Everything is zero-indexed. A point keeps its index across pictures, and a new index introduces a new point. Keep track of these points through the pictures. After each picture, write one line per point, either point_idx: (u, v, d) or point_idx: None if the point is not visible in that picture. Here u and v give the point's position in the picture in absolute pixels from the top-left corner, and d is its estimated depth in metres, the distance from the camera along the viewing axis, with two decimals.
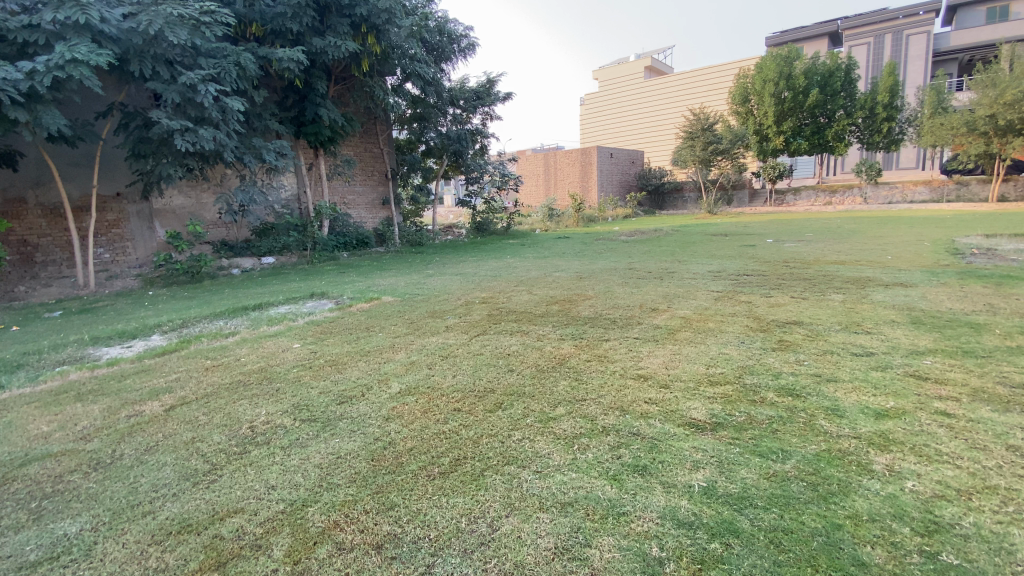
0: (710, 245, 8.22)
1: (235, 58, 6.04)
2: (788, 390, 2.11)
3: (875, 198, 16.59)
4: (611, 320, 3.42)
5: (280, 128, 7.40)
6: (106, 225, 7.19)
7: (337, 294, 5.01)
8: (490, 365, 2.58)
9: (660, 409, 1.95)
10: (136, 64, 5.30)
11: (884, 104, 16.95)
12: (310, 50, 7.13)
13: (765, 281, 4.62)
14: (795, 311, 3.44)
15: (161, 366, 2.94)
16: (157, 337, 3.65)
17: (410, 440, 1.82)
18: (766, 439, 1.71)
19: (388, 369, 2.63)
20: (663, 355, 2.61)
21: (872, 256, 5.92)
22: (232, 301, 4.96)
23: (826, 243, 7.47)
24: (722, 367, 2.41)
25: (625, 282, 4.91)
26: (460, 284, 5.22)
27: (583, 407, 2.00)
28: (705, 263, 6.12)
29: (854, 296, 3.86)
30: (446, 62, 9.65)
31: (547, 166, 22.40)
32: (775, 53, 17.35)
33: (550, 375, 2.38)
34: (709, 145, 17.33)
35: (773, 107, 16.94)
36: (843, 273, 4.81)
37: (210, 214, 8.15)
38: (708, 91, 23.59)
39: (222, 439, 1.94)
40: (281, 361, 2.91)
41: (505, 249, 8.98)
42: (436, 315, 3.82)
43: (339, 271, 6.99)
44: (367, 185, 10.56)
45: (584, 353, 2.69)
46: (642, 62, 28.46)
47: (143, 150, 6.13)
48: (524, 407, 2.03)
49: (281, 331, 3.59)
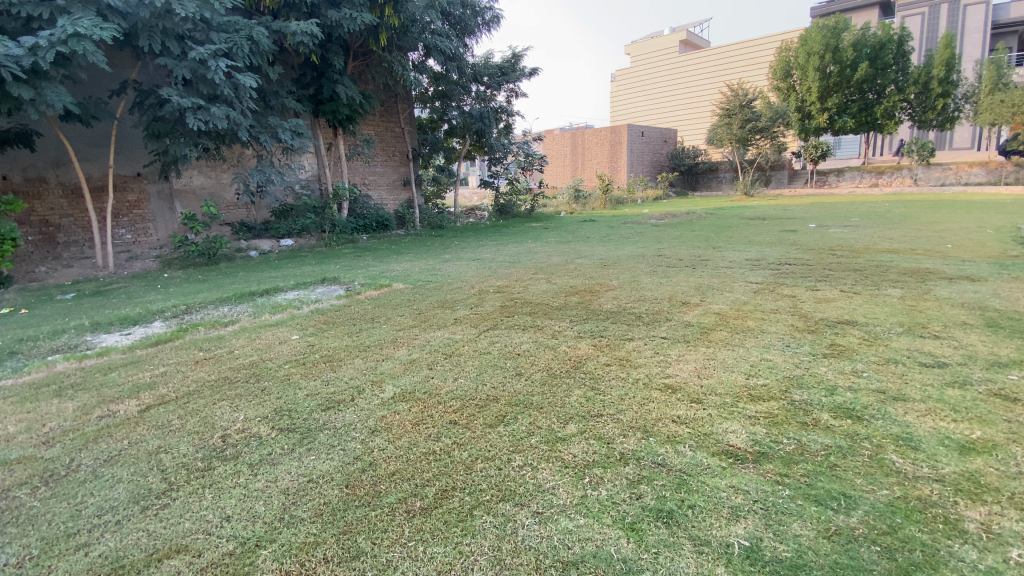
0: (747, 230, 7.70)
1: (247, 32, 5.81)
2: (847, 410, 1.77)
3: (926, 179, 15.48)
4: (636, 315, 3.08)
5: (297, 106, 7.22)
6: (126, 206, 7.18)
7: (349, 280, 4.81)
8: (496, 367, 2.29)
9: (693, 432, 1.64)
10: (144, 39, 5.14)
11: (939, 78, 15.64)
12: (325, 23, 6.86)
13: (810, 272, 4.19)
14: (847, 308, 3.05)
15: (151, 358, 2.77)
16: (158, 324, 3.51)
17: (394, 461, 1.56)
18: (822, 479, 1.39)
19: (384, 368, 2.37)
20: (696, 360, 2.27)
21: (928, 244, 5.37)
22: (242, 285, 4.82)
23: (875, 229, 6.89)
24: (765, 377, 2.07)
25: (654, 271, 4.56)
26: (476, 271, 4.95)
27: (597, 425, 1.71)
28: (742, 249, 5.70)
29: (914, 291, 3.42)
30: (469, 37, 9.24)
31: (575, 146, 21.74)
32: (821, 23, 16.21)
33: (563, 383, 2.07)
34: (747, 122, 16.41)
35: (818, 82, 15.97)
36: (898, 264, 4.33)
37: (228, 194, 8.06)
38: (747, 66, 22.41)
39: (187, 451, 1.72)
40: (276, 355, 2.69)
41: (526, 232, 8.68)
42: (447, 305, 3.56)
43: (354, 254, 6.80)
44: (388, 166, 10.34)
45: (602, 355, 2.39)
46: (677, 35, 27.12)
47: (158, 129, 6.04)
48: (531, 421, 1.76)
49: (284, 320, 3.39)
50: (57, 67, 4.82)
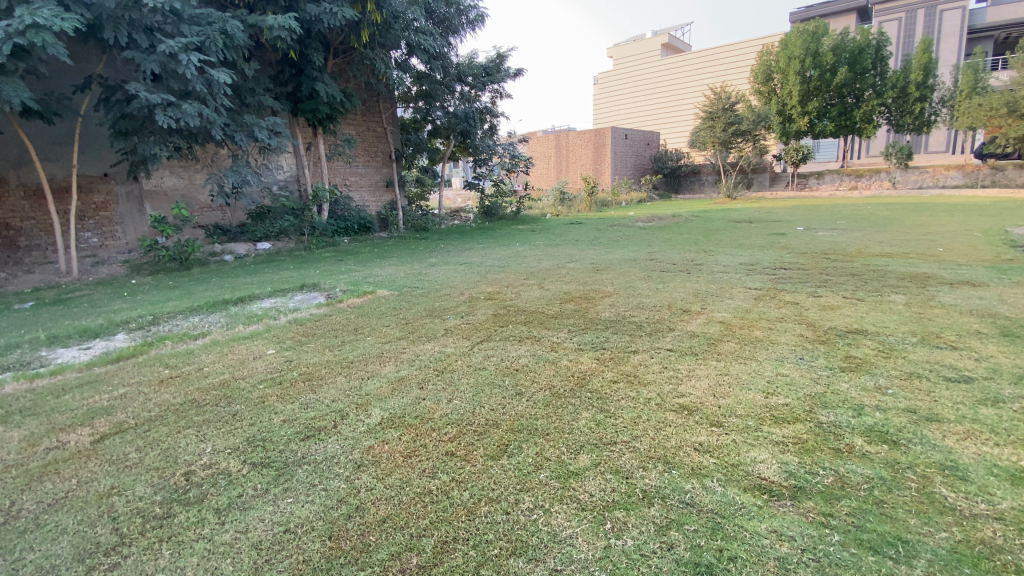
0: (736, 232, 7.65)
1: (221, 25, 5.52)
2: (879, 434, 1.63)
3: (904, 182, 15.74)
4: (637, 325, 2.92)
5: (274, 104, 6.93)
6: (93, 207, 6.81)
7: (330, 286, 4.56)
8: (493, 386, 2.10)
9: (719, 463, 1.48)
10: (109, 30, 4.83)
11: (916, 83, 15.91)
12: (303, 18, 6.59)
13: (808, 277, 4.09)
14: (854, 316, 2.93)
15: (111, 376, 2.50)
16: (121, 337, 3.22)
17: (384, 504, 1.36)
18: (872, 520, 1.24)
19: (370, 389, 2.15)
20: (709, 377, 2.10)
21: (920, 247, 5.35)
22: (216, 293, 4.53)
23: (863, 231, 6.89)
24: (785, 396, 1.92)
25: (648, 276, 4.42)
26: (464, 276, 4.76)
27: (611, 455, 1.53)
28: (735, 253, 5.62)
29: (918, 297, 3.33)
30: (453, 35, 9.04)
31: (559, 147, 21.65)
32: (801, 28, 16.41)
33: (567, 404, 1.89)
34: (730, 125, 16.50)
35: (799, 85, 16.14)
36: (896, 268, 4.26)
37: (202, 196, 7.71)
38: (729, 69, 22.62)
39: (144, 493, 1.49)
40: (250, 372, 2.45)
41: (514, 235, 8.50)
42: (435, 314, 3.36)
43: (336, 258, 6.53)
44: (370, 166, 10.06)
45: (608, 371, 2.21)
46: (660, 38, 27.27)
47: (125, 127, 5.71)
48: (537, 450, 1.58)
49: (259, 332, 3.15)
50: (14, 59, 4.48)
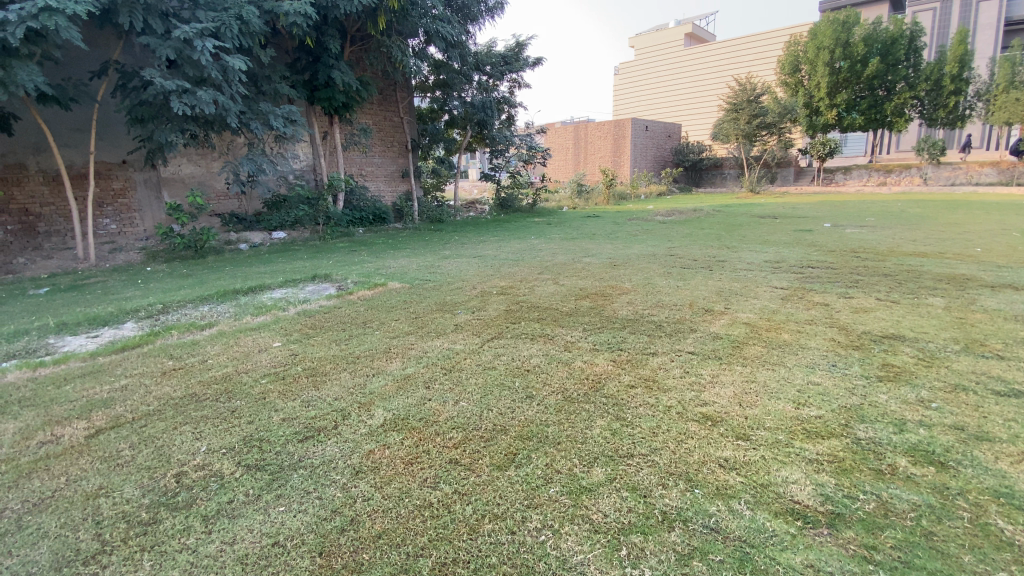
0: (759, 228, 7.41)
1: (237, 11, 5.45)
2: (925, 454, 1.49)
3: (935, 178, 15.14)
4: (656, 325, 2.78)
5: (290, 92, 6.88)
6: (111, 194, 6.86)
7: (342, 277, 4.49)
8: (501, 387, 1.98)
9: (747, 482, 1.35)
10: (125, 16, 4.79)
11: (951, 76, 15.17)
12: (320, 5, 6.50)
13: (837, 276, 3.90)
14: (890, 320, 2.75)
15: (114, 367, 2.46)
16: (129, 326, 3.19)
17: (380, 518, 1.26)
18: (921, 556, 1.10)
19: (374, 388, 2.04)
20: (735, 384, 1.96)
21: (956, 246, 5.09)
22: (227, 282, 4.49)
23: (894, 229, 6.60)
24: (818, 407, 1.77)
25: (668, 272, 4.26)
26: (477, 269, 4.65)
27: (628, 470, 1.41)
28: (759, 249, 5.41)
29: (958, 300, 3.13)
30: (472, 23, 8.88)
31: (577, 139, 21.36)
32: (831, 17, 15.86)
33: (582, 410, 1.77)
34: (754, 118, 16.05)
35: (827, 77, 15.64)
36: (931, 269, 4.04)
37: (219, 184, 7.71)
38: (754, 60, 22.02)
39: (132, 496, 1.42)
40: (253, 366, 2.38)
41: (529, 228, 8.36)
42: (446, 309, 3.26)
43: (349, 249, 6.47)
44: (387, 156, 10.00)
45: (625, 374, 2.08)
46: (683, 28, 26.67)
47: (141, 113, 5.71)
48: (548, 461, 1.46)
49: (267, 324, 3.08)
50: (30, 44, 4.47)
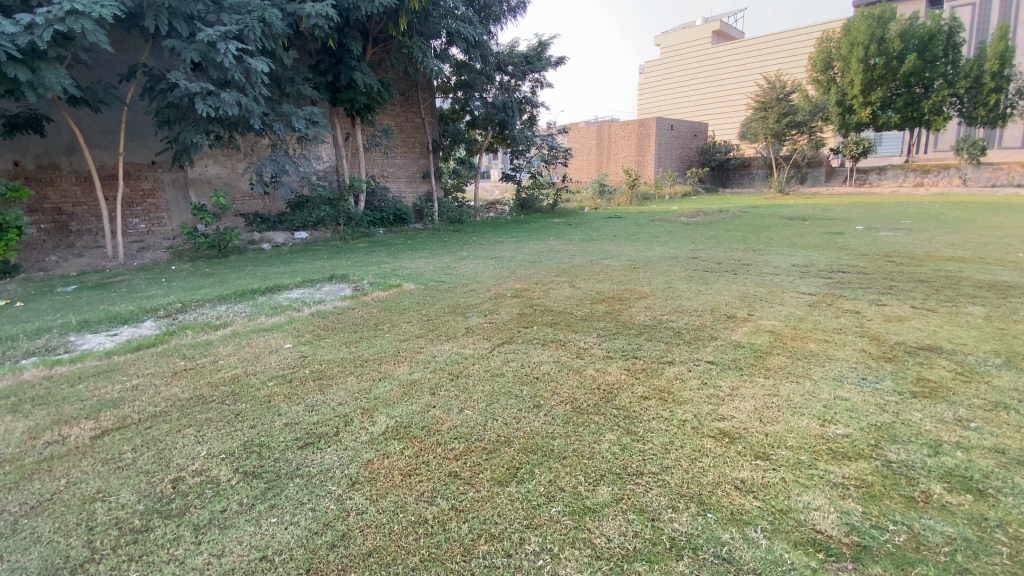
0: (787, 231, 7.18)
1: (259, 13, 5.52)
2: (962, 480, 1.36)
3: (976, 179, 14.49)
4: (674, 332, 2.67)
5: (313, 93, 6.95)
6: (141, 194, 7.06)
7: (358, 278, 4.49)
8: (509, 396, 1.91)
9: (765, 508, 1.25)
10: (151, 19, 4.90)
11: (992, 73, 14.45)
12: (341, 6, 6.54)
13: (869, 282, 3.72)
14: (925, 330, 2.59)
15: (127, 366, 2.48)
16: (148, 324, 3.24)
17: (372, 534, 1.21)
18: None
19: (379, 393, 2.00)
20: (755, 397, 1.85)
21: (998, 251, 4.81)
22: (246, 282, 4.54)
23: (931, 232, 6.31)
24: (844, 425, 1.65)
25: (689, 276, 4.14)
26: (494, 271, 4.60)
27: (636, 489, 1.33)
28: (786, 252, 5.23)
29: (1001, 309, 2.93)
30: (494, 24, 8.84)
31: (600, 138, 21.15)
32: (866, 12, 15.33)
33: (590, 423, 1.69)
34: (783, 116, 15.61)
35: (860, 74, 15.12)
36: (970, 275, 3.82)
37: (244, 184, 7.85)
38: (784, 57, 21.43)
39: (128, 501, 1.40)
40: (262, 367, 2.37)
41: (548, 229, 8.29)
42: (458, 311, 3.21)
43: (368, 249, 6.51)
44: (408, 157, 10.05)
45: (639, 385, 1.99)
46: (710, 25, 26.15)
47: (167, 115, 5.83)
48: (551, 478, 1.39)
49: (280, 324, 3.08)
50: (59, 47, 4.61)
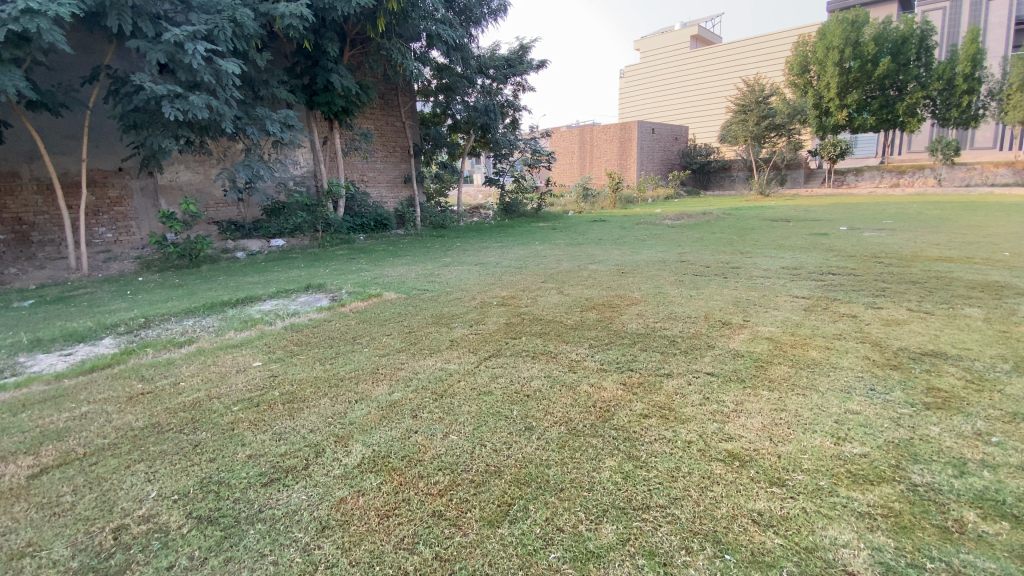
0: (772, 232, 7.16)
1: (230, 13, 5.29)
2: (995, 505, 1.24)
3: (950, 179, 14.79)
4: (670, 340, 2.54)
5: (288, 96, 6.73)
6: (107, 202, 6.75)
7: (336, 287, 4.29)
8: (497, 417, 1.76)
9: (789, 547, 1.12)
10: (113, 19, 4.65)
11: (964, 75, 14.83)
12: (316, 7, 6.33)
13: (861, 284, 3.66)
14: (926, 334, 2.51)
15: (79, 391, 2.26)
16: (107, 342, 3.01)
17: None
18: None
19: (354, 417, 1.82)
20: (762, 413, 1.72)
21: (983, 250, 4.83)
22: (217, 294, 4.30)
23: (914, 232, 6.34)
24: (860, 443, 1.53)
25: (679, 280, 4.03)
26: (478, 277, 4.45)
27: (644, 528, 1.18)
28: (774, 254, 5.18)
29: (998, 311, 2.87)
30: (474, 27, 8.70)
31: (583, 142, 21.16)
32: (840, 17, 15.58)
33: (588, 447, 1.54)
34: (763, 119, 15.75)
35: (836, 77, 15.35)
36: (961, 275, 3.79)
37: (217, 191, 7.57)
38: (762, 61, 21.75)
39: (60, 557, 1.21)
40: (227, 389, 2.18)
41: (534, 233, 8.18)
42: (442, 322, 3.05)
43: (347, 257, 6.30)
44: (389, 162, 9.85)
45: (638, 401, 1.85)
46: (689, 29, 26.43)
47: (133, 119, 5.57)
48: (548, 517, 1.23)
49: (251, 340, 2.88)
50: (12, 48, 4.33)
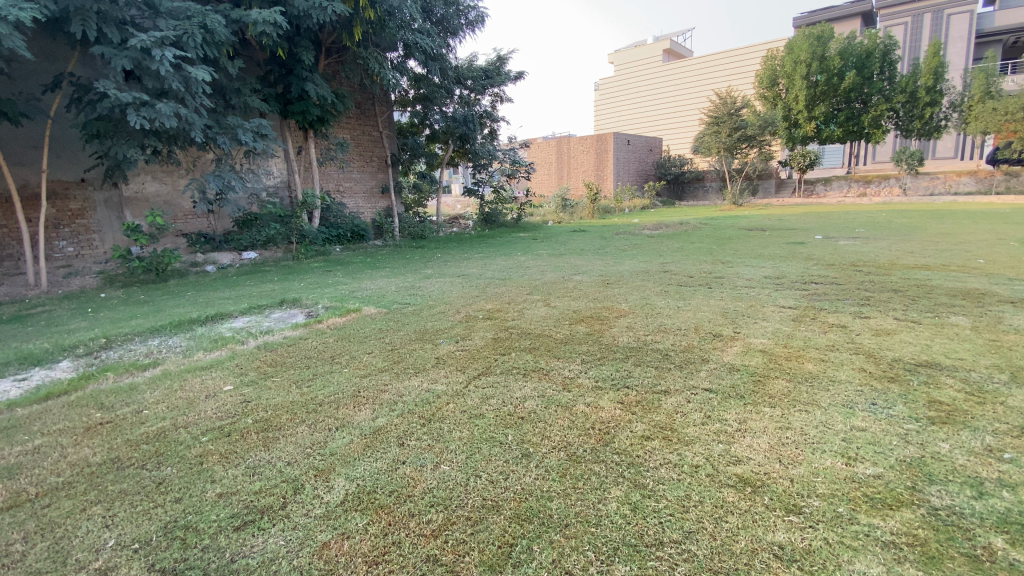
0: (751, 241, 7.23)
1: (200, 19, 5.11)
2: (1021, 529, 1.18)
3: (915, 188, 15.29)
4: (663, 355, 2.47)
5: (261, 105, 6.54)
6: (68, 215, 6.41)
7: (313, 302, 4.12)
8: (491, 443, 1.64)
9: None
10: (75, 23, 4.43)
11: (926, 88, 15.43)
12: (291, 14, 6.18)
13: (846, 293, 3.68)
14: (917, 344, 2.49)
15: (31, 422, 2.05)
16: (64, 366, 2.79)
17: None
18: None
19: (336, 446, 1.68)
20: (767, 433, 1.65)
21: (957, 258, 4.93)
22: (186, 310, 4.08)
23: (887, 240, 6.48)
24: (872, 464, 1.47)
25: (665, 291, 3.99)
26: (461, 290, 4.33)
27: (661, 569, 1.09)
28: (755, 264, 5.21)
29: (983, 319, 2.89)
30: (452, 37, 8.64)
31: (560, 153, 21.31)
32: (807, 32, 16.11)
33: (591, 475, 1.44)
34: (735, 130, 16.01)
35: (805, 90, 15.81)
36: (941, 283, 3.83)
37: (185, 202, 7.29)
38: (733, 74, 22.33)
39: None
40: (197, 417, 2.01)
41: (514, 243, 8.13)
42: (426, 338, 2.94)
43: (324, 269, 6.10)
44: (365, 172, 9.69)
45: (638, 421, 1.76)
46: (662, 43, 26.99)
47: (96, 128, 5.31)
48: (555, 559, 1.13)
49: (222, 361, 2.70)
50: None
